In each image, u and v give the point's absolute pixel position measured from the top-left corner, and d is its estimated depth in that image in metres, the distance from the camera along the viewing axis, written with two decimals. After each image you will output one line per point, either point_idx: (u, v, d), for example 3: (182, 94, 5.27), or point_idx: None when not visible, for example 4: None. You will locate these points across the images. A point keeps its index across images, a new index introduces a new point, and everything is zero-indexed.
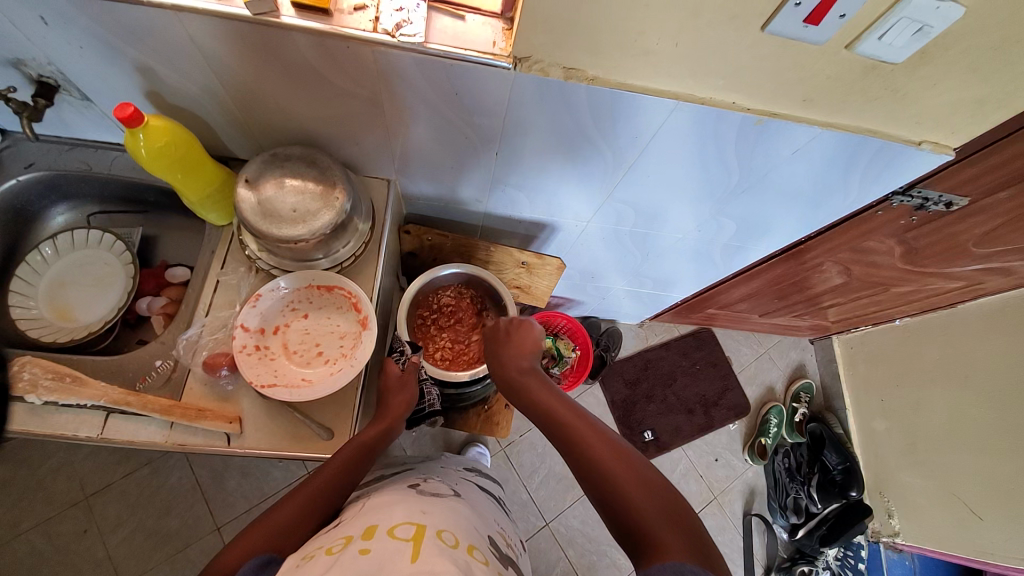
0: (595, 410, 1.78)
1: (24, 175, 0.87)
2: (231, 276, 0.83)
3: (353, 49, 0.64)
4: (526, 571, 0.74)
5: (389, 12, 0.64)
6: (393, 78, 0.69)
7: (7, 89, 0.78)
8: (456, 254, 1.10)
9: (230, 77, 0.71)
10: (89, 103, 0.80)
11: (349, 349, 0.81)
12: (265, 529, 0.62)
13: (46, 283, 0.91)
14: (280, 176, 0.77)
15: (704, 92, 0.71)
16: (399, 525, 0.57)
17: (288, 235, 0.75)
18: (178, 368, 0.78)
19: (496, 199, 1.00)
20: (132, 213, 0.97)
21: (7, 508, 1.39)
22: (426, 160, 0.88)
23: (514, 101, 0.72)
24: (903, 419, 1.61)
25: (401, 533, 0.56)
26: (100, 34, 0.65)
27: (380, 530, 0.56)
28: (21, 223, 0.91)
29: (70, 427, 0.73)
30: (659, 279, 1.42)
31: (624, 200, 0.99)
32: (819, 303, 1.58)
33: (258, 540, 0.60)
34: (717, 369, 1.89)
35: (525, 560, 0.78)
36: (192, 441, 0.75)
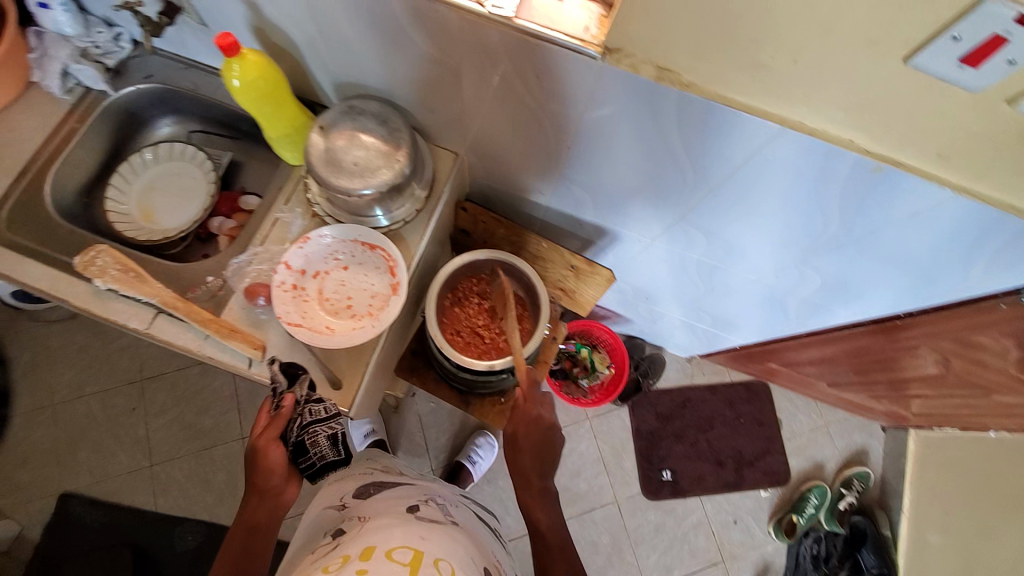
0: (617, 433, 1.70)
1: (142, 84, 0.97)
2: (288, 214, 0.86)
3: (439, 13, 0.62)
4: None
5: None
6: (477, 49, 0.66)
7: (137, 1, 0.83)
8: (508, 243, 1.06)
9: (325, 21, 0.72)
10: (205, 27, 0.86)
11: (376, 310, 0.82)
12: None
13: (140, 184, 1.00)
14: (352, 130, 0.78)
15: (816, 122, 0.61)
16: (397, 548, 0.63)
17: (344, 186, 0.76)
18: (224, 288, 0.82)
19: (560, 195, 0.96)
20: (227, 138, 1.05)
21: (83, 369, 1.63)
22: (496, 141, 0.86)
23: (596, 96, 0.67)
24: (965, 540, 1.42)
25: (399, 556, 0.62)
26: None
27: (378, 552, 0.62)
28: (134, 127, 1.02)
29: (124, 316, 0.80)
30: (720, 318, 1.31)
31: (697, 226, 0.90)
32: (904, 390, 1.40)
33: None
34: (762, 428, 1.75)
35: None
36: (220, 357, 0.79)
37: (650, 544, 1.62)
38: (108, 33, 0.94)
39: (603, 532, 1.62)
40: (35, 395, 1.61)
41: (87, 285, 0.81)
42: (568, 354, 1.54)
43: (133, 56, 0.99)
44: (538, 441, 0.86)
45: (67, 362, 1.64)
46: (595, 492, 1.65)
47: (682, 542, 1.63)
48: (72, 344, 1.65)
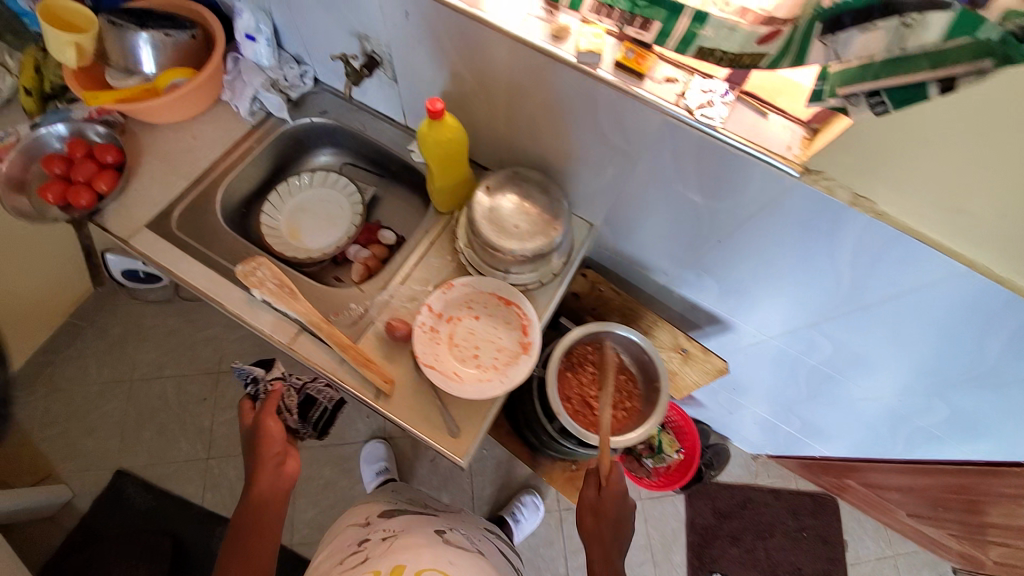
0: (670, 521, 1.61)
1: (318, 118, 1.07)
2: (432, 257, 0.91)
3: (643, 112, 0.67)
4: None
5: (698, 89, 0.63)
6: (664, 147, 0.70)
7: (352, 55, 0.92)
8: (618, 313, 1.07)
9: (519, 98, 0.78)
10: (394, 82, 0.94)
11: (503, 366, 0.82)
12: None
13: (292, 203, 1.08)
14: (513, 194, 0.83)
15: (1004, 271, 0.61)
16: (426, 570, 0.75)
17: (502, 245, 0.80)
18: (364, 317, 0.86)
19: (685, 280, 0.97)
20: (373, 174, 1.13)
21: (167, 351, 1.71)
22: (641, 222, 0.88)
23: (775, 206, 0.69)
24: None
25: None
26: (440, 35, 0.77)
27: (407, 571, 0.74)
28: (299, 152, 1.11)
29: (271, 328, 0.85)
30: (809, 424, 1.27)
31: (827, 334, 0.89)
32: (982, 536, 1.32)
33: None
34: (826, 548, 1.63)
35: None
36: (349, 383, 0.81)
37: None
38: (297, 70, 1.04)
39: None
40: (117, 367, 1.69)
41: (241, 291, 0.87)
42: None
43: (311, 91, 1.08)
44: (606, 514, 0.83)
45: (154, 342, 1.72)
46: None
47: None
48: (163, 326, 1.74)
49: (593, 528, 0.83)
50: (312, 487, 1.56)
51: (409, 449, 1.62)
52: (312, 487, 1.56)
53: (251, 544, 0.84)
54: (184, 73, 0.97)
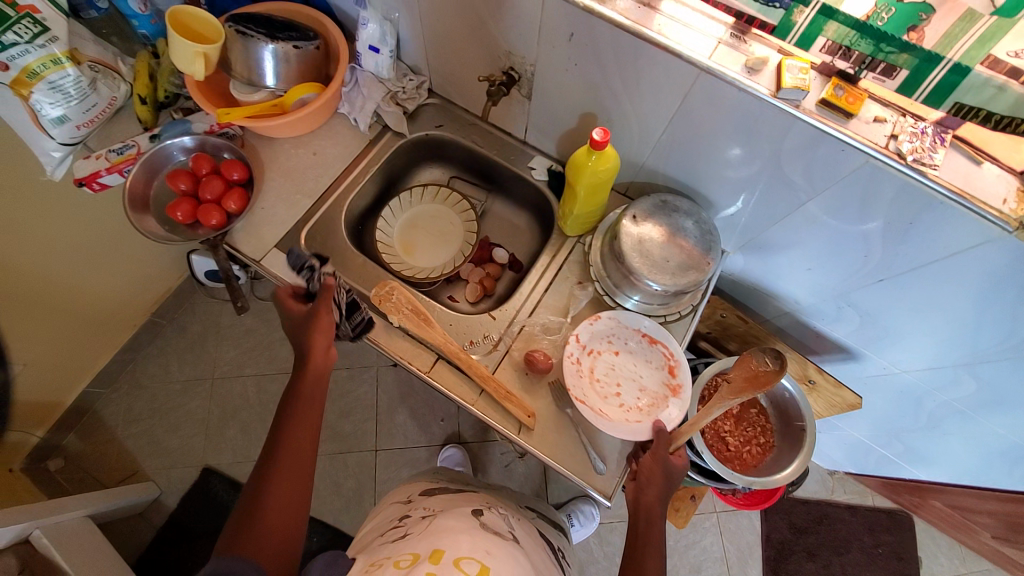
0: (745, 536, 1.60)
1: (434, 132, 1.04)
2: (566, 285, 0.89)
3: (844, 153, 0.63)
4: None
5: (911, 133, 0.60)
6: (854, 185, 0.66)
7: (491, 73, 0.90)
8: (737, 340, 1.05)
9: (683, 127, 0.74)
10: (527, 99, 0.91)
11: (650, 408, 0.80)
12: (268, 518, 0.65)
13: (404, 219, 1.07)
14: (667, 226, 0.80)
15: None
16: (464, 558, 0.69)
17: (653, 280, 0.78)
18: (498, 346, 0.86)
19: (819, 311, 0.94)
20: (482, 188, 1.11)
21: (247, 349, 1.74)
22: (789, 254, 0.85)
23: (970, 256, 0.65)
24: None
25: (466, 567, 0.67)
26: (604, 61, 0.73)
27: (447, 557, 0.68)
28: (409, 166, 1.09)
29: (409, 355, 0.85)
30: (914, 450, 1.23)
31: (977, 375, 0.85)
32: None
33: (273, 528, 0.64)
34: (901, 565, 1.61)
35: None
36: (491, 416, 0.82)
37: None
38: (416, 82, 1.01)
39: None
40: (197, 365, 1.72)
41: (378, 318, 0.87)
42: None
43: (429, 103, 1.05)
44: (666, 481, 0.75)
45: (232, 341, 1.75)
46: None
47: None
48: (240, 325, 1.77)
49: (654, 502, 0.73)
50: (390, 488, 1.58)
51: (484, 453, 1.63)
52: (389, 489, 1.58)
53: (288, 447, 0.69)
54: (314, 86, 0.94)
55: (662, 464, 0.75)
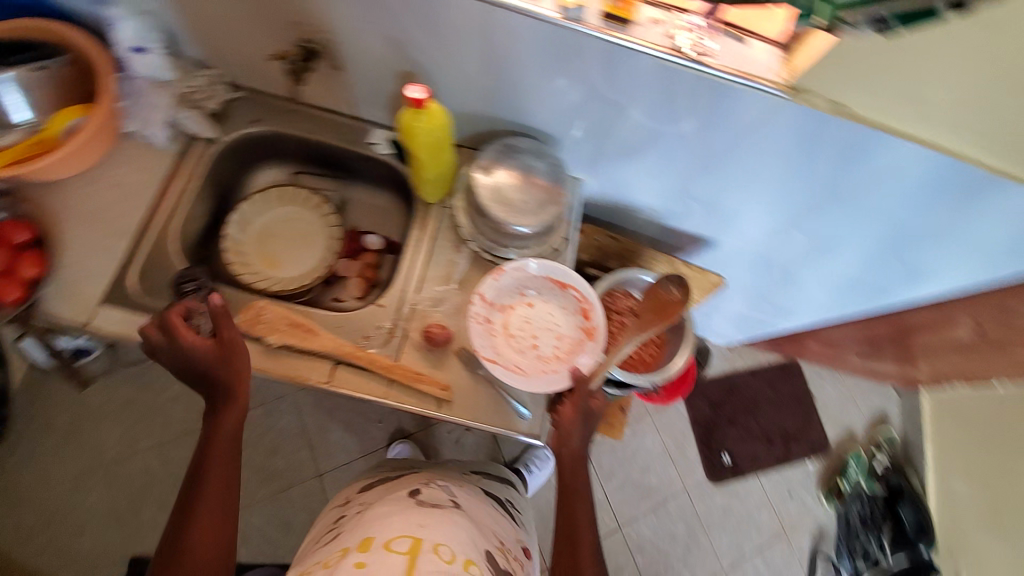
0: (677, 425, 1.82)
1: (252, 129, 0.94)
2: (444, 252, 0.87)
3: (634, 58, 0.68)
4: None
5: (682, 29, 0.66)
6: (656, 89, 0.72)
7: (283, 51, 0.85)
8: (617, 258, 1.13)
9: (495, 67, 0.76)
10: (338, 70, 0.86)
11: (569, 353, 0.84)
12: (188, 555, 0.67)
13: (254, 231, 0.98)
14: (515, 167, 0.81)
15: (955, 142, 0.71)
16: (394, 539, 0.73)
17: (517, 223, 0.80)
18: (395, 332, 0.82)
19: (672, 211, 1.03)
20: (329, 179, 1.05)
21: (134, 423, 1.54)
22: (631, 167, 0.91)
23: (762, 129, 0.75)
24: (988, 485, 1.64)
25: (397, 548, 0.71)
26: (397, 15, 0.72)
27: (376, 544, 0.73)
28: (240, 172, 1.00)
29: (303, 371, 0.78)
30: (781, 306, 1.44)
31: (801, 228, 1.01)
32: (915, 355, 1.64)
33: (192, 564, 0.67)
34: (799, 404, 1.92)
35: (524, 565, 0.90)
36: (408, 403, 0.78)
37: (721, 528, 1.75)
38: (207, 77, 0.91)
39: (678, 521, 1.72)
40: (81, 458, 1.50)
41: (252, 343, 0.79)
42: None
43: (236, 99, 0.95)
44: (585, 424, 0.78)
45: (115, 418, 1.54)
46: (665, 483, 1.75)
47: (747, 518, 1.78)
48: (118, 399, 1.55)
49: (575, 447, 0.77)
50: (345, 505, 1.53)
51: (430, 438, 1.63)
52: None
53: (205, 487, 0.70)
54: (80, 108, 0.82)
55: (583, 411, 0.77)
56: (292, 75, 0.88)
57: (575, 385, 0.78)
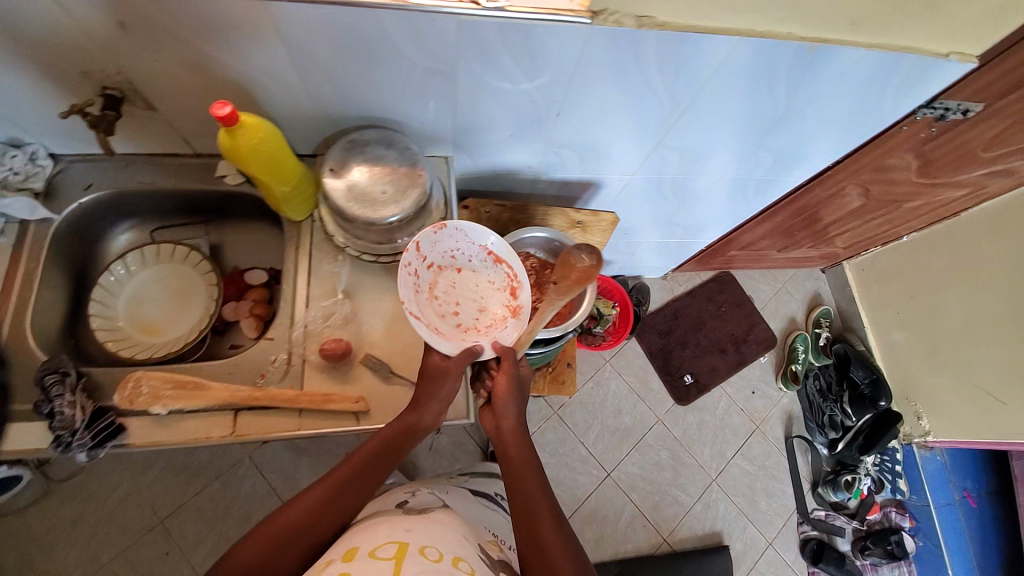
0: (635, 362, 1.88)
1: (87, 197, 0.86)
2: (323, 266, 0.84)
3: (435, 22, 0.66)
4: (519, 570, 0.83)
5: None
6: (471, 45, 0.70)
7: (83, 103, 0.77)
8: (513, 223, 1.13)
9: (307, 66, 0.72)
10: (153, 111, 0.79)
11: (488, 327, 0.84)
12: (280, 527, 0.67)
13: (124, 302, 0.91)
14: (364, 161, 0.78)
15: (763, 25, 0.74)
16: (380, 546, 0.65)
17: (382, 216, 0.77)
18: (292, 361, 0.79)
19: (549, 163, 1.04)
20: (195, 223, 0.98)
21: (83, 544, 1.40)
22: (489, 131, 0.90)
23: (587, 61, 0.76)
24: (919, 328, 1.79)
25: (382, 553, 0.63)
26: (181, 36, 0.67)
27: (359, 552, 0.63)
28: (87, 246, 0.91)
29: (203, 431, 0.75)
30: (689, 225, 1.49)
31: (670, 146, 1.03)
32: (829, 231, 1.74)
33: (279, 538, 0.66)
34: (741, 309, 2.02)
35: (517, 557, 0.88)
36: (322, 428, 0.76)
37: (701, 441, 1.83)
38: (22, 154, 0.82)
39: (661, 450, 1.79)
40: None
41: (143, 417, 0.75)
42: None
43: (59, 171, 0.87)
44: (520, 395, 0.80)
45: (66, 540, 1.40)
46: (640, 419, 1.81)
47: (723, 427, 1.86)
48: (63, 520, 1.41)
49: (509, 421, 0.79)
50: None
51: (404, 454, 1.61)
52: None
53: (317, 512, 0.69)
54: None
55: (515, 382, 0.80)
56: (94, 127, 0.79)
57: (501, 355, 0.80)
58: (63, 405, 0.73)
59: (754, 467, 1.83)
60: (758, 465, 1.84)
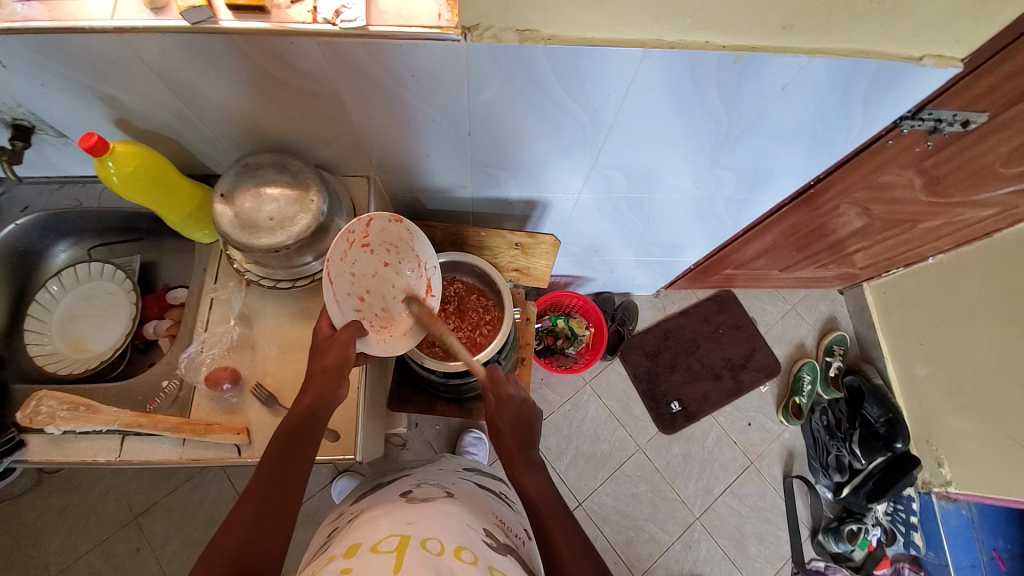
0: (617, 386, 1.77)
1: (21, 219, 0.90)
2: (223, 291, 0.85)
3: (296, 45, 0.63)
4: (530, 558, 0.79)
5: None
6: (343, 67, 0.67)
7: None
8: (449, 243, 1.10)
9: (187, 91, 0.72)
10: (66, 138, 0.83)
11: (381, 328, 0.83)
12: (217, 559, 0.57)
13: (58, 318, 0.95)
14: (256, 186, 0.77)
15: (672, 35, 0.65)
16: (382, 540, 0.64)
17: (269, 243, 0.75)
18: (183, 386, 0.81)
19: (481, 182, 0.99)
20: (131, 242, 1.00)
21: (65, 534, 1.49)
22: (400, 149, 0.87)
23: (481, 80, 0.70)
24: (943, 362, 1.57)
25: (384, 548, 0.62)
26: (56, 68, 0.68)
27: (362, 547, 0.63)
28: (27, 264, 0.95)
29: (89, 453, 0.77)
30: (666, 244, 1.37)
31: (610, 165, 0.94)
32: (846, 249, 1.49)
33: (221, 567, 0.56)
34: (742, 331, 1.86)
35: (530, 546, 0.84)
36: (205, 455, 0.77)
37: (686, 474, 1.70)
38: None
39: (639, 481, 1.68)
40: None
41: (38, 435, 0.78)
42: (547, 330, 1.65)
43: (1, 193, 0.90)
44: (525, 429, 0.83)
45: (50, 529, 1.48)
46: (618, 447, 1.71)
47: (712, 460, 1.72)
48: (49, 509, 1.50)
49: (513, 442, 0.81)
50: (300, 557, 1.46)
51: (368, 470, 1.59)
52: (301, 559, 1.46)
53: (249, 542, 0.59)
54: None
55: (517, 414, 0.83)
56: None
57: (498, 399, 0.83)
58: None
59: (745, 506, 1.68)
60: (749, 503, 1.68)
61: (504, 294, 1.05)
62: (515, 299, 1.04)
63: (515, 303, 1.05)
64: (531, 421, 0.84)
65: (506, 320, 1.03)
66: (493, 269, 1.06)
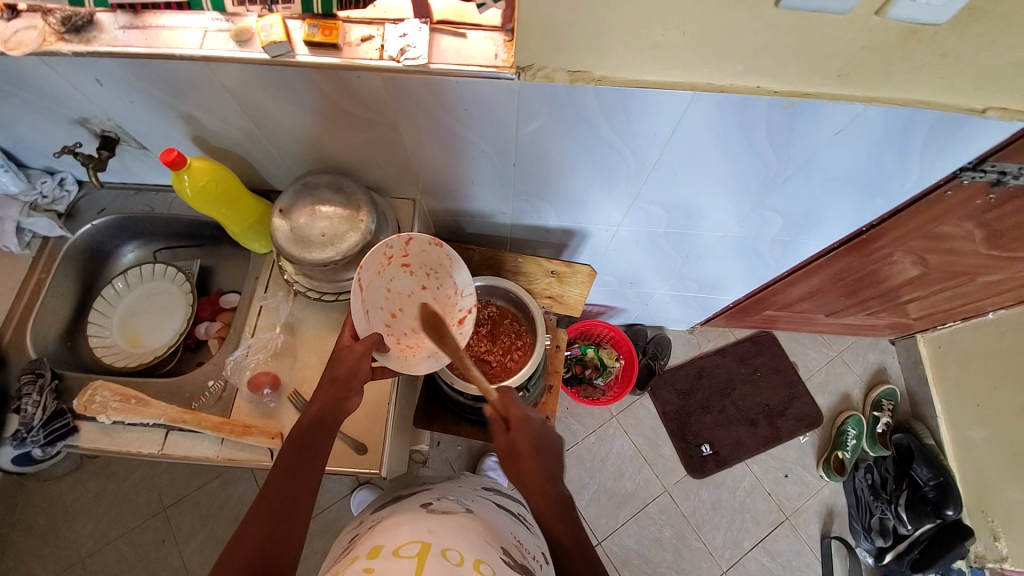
0: (645, 421, 1.72)
1: (98, 220, 0.99)
2: (271, 300, 0.90)
3: (363, 78, 0.68)
4: None
5: (395, 39, 0.67)
6: (402, 99, 0.72)
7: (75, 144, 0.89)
8: (486, 266, 1.12)
9: (259, 115, 0.78)
10: (145, 149, 0.92)
11: (408, 346, 0.86)
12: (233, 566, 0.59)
13: (119, 314, 1.03)
14: (312, 204, 0.81)
15: (722, 79, 0.66)
16: (403, 545, 0.64)
17: (319, 257, 0.79)
18: (227, 388, 0.85)
19: (521, 209, 1.01)
20: (192, 248, 1.08)
21: (101, 518, 1.56)
22: (446, 175, 0.91)
23: (529, 113, 0.73)
24: (1005, 427, 1.45)
25: (406, 552, 0.62)
26: (148, 89, 0.75)
27: (385, 550, 0.63)
28: (98, 262, 1.04)
29: (136, 444, 0.81)
30: (705, 281, 1.34)
31: (650, 200, 0.95)
32: (897, 298, 1.41)
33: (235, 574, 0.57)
34: (781, 376, 1.78)
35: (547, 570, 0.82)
36: (240, 456, 0.81)
37: (714, 523, 1.61)
38: (52, 181, 0.96)
39: (663, 524, 1.61)
40: (59, 557, 1.52)
41: (93, 423, 0.84)
42: (576, 359, 1.63)
43: (80, 196, 1.00)
44: (545, 455, 0.78)
45: (87, 511, 1.56)
46: (643, 486, 1.65)
47: (743, 511, 1.63)
48: (88, 493, 1.58)
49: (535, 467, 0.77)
50: (315, 565, 1.47)
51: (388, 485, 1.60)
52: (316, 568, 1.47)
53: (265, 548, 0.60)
54: None
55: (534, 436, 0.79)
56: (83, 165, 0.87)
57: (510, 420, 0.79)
58: (29, 405, 0.84)
59: (776, 563, 1.57)
60: (781, 561, 1.58)
61: (537, 319, 1.05)
62: (547, 325, 1.04)
63: (547, 329, 1.05)
64: (549, 446, 0.80)
65: (537, 346, 1.03)
66: (527, 294, 1.07)
